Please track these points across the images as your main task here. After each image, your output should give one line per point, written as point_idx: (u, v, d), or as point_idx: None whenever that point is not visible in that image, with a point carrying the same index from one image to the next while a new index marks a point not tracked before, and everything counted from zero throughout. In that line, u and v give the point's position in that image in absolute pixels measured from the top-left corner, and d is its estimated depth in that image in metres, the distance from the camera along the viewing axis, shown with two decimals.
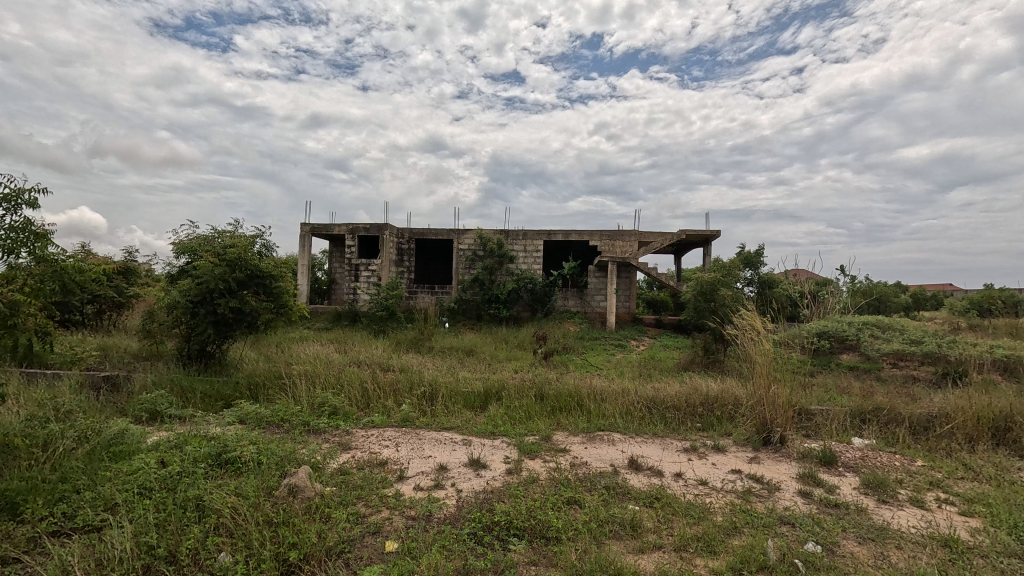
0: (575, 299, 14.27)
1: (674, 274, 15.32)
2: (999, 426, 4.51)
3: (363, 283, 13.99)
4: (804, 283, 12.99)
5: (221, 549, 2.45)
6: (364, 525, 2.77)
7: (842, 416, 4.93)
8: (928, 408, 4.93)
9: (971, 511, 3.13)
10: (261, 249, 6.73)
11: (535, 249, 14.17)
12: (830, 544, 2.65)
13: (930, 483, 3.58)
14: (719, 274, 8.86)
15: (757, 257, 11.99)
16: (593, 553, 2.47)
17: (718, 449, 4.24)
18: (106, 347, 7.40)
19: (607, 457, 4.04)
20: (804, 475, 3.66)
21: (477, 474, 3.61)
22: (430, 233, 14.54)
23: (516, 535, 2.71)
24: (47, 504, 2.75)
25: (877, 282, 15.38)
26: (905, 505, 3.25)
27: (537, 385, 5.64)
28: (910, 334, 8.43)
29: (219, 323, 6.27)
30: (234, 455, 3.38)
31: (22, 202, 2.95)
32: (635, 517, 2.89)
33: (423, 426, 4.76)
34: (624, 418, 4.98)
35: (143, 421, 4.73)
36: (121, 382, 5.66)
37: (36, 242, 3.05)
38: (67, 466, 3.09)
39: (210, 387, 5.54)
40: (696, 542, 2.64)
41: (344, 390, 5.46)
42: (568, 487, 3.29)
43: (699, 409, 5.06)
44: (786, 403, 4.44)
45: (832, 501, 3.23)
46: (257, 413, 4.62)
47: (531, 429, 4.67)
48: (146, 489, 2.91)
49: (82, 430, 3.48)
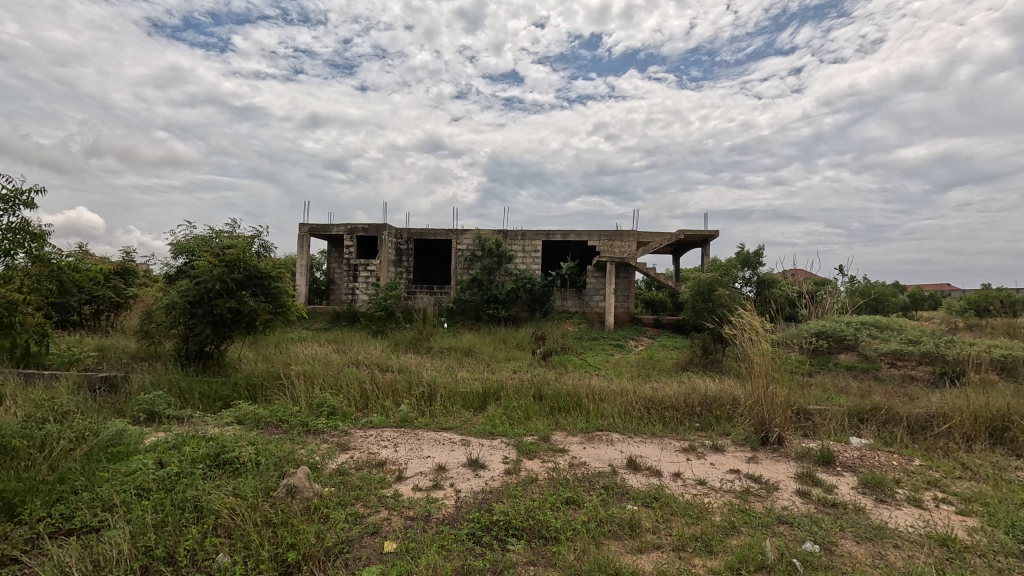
0: (574, 299, 14.27)
1: (673, 274, 15.33)
2: (996, 425, 4.52)
3: (362, 283, 13.98)
4: (802, 282, 13.01)
5: (220, 550, 2.45)
6: (363, 526, 2.77)
7: (840, 416, 4.94)
8: (926, 408, 4.95)
9: (969, 511, 3.14)
10: (260, 249, 6.73)
11: (534, 250, 14.18)
12: (828, 544, 2.66)
13: (927, 482, 3.59)
14: (717, 274, 8.87)
15: (756, 258, 12.03)
16: (591, 553, 2.47)
17: (716, 449, 4.25)
18: (105, 347, 7.39)
19: (605, 457, 4.05)
20: (802, 475, 3.66)
21: (476, 474, 3.61)
22: (429, 233, 14.54)
23: (515, 535, 2.71)
24: (45, 504, 2.74)
25: (875, 282, 15.41)
26: (903, 504, 3.26)
27: (536, 385, 5.64)
28: (908, 334, 8.45)
29: (218, 324, 6.26)
30: (233, 455, 3.37)
31: (20, 203, 2.95)
32: (634, 517, 2.89)
33: (422, 426, 4.76)
34: (623, 417, 4.99)
35: (141, 422, 4.72)
36: (119, 383, 5.65)
37: (34, 243, 3.05)
38: (65, 466, 3.09)
39: (209, 388, 5.53)
40: (695, 542, 2.64)
41: (343, 390, 5.46)
42: (567, 487, 3.29)
43: (698, 409, 5.07)
44: (784, 403, 4.44)
45: (830, 500, 3.23)
46: (256, 413, 4.62)
47: (529, 429, 4.68)
48: (144, 489, 2.91)
49: (80, 430, 3.47)
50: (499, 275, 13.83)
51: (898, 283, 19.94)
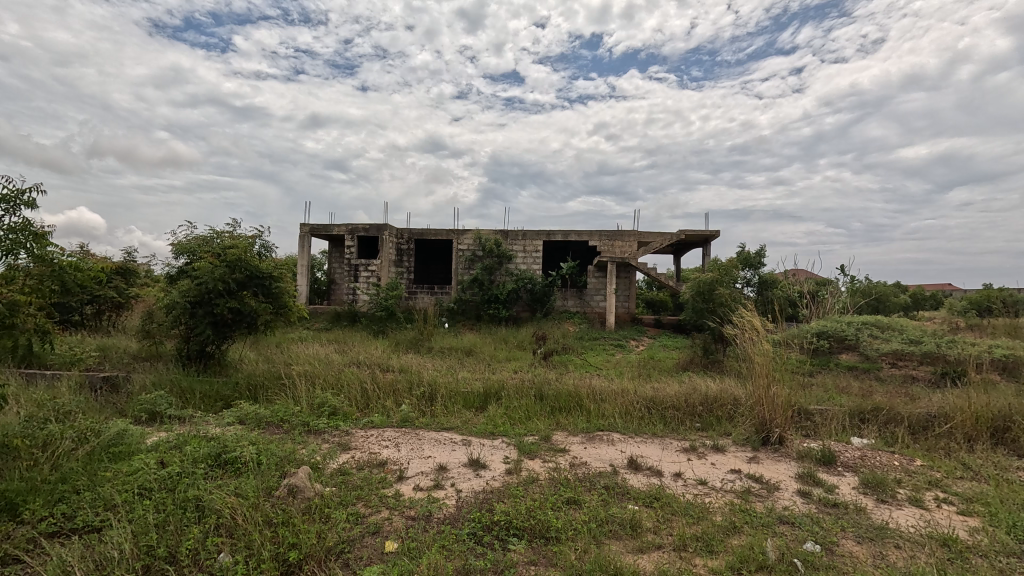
0: (575, 299, 14.27)
1: (674, 274, 15.32)
2: (998, 425, 4.52)
3: (362, 283, 13.99)
4: (803, 282, 13.00)
5: (221, 550, 2.46)
6: (364, 526, 2.77)
7: (841, 416, 4.94)
8: (927, 408, 4.94)
9: (970, 511, 3.14)
10: (261, 249, 6.74)
11: (535, 250, 14.18)
12: (830, 544, 2.66)
13: (929, 482, 3.58)
14: (718, 274, 8.87)
15: (758, 258, 12.03)
16: (592, 553, 2.47)
17: (717, 449, 4.25)
18: (106, 347, 7.41)
19: (606, 457, 4.05)
20: (803, 475, 3.66)
21: (476, 474, 3.61)
22: (430, 233, 14.54)
23: (516, 535, 2.71)
24: (46, 505, 2.75)
25: (876, 282, 15.39)
26: (904, 505, 3.26)
27: (537, 385, 5.64)
28: (909, 334, 8.44)
29: (219, 324, 6.27)
30: (234, 455, 3.38)
31: (21, 202, 2.95)
32: (635, 517, 2.89)
33: (423, 426, 4.76)
34: (624, 417, 4.99)
35: (142, 422, 4.73)
36: (120, 383, 5.66)
37: (36, 243, 3.06)
38: (67, 466, 3.09)
39: (210, 388, 5.54)
40: (696, 542, 2.64)
41: (344, 390, 5.47)
42: (568, 487, 3.29)
43: (699, 409, 5.06)
44: (785, 403, 4.44)
45: (831, 501, 3.23)
46: (257, 413, 4.63)
47: (530, 429, 4.68)
48: (145, 489, 2.91)
49: (82, 431, 3.48)
50: (499, 275, 13.83)
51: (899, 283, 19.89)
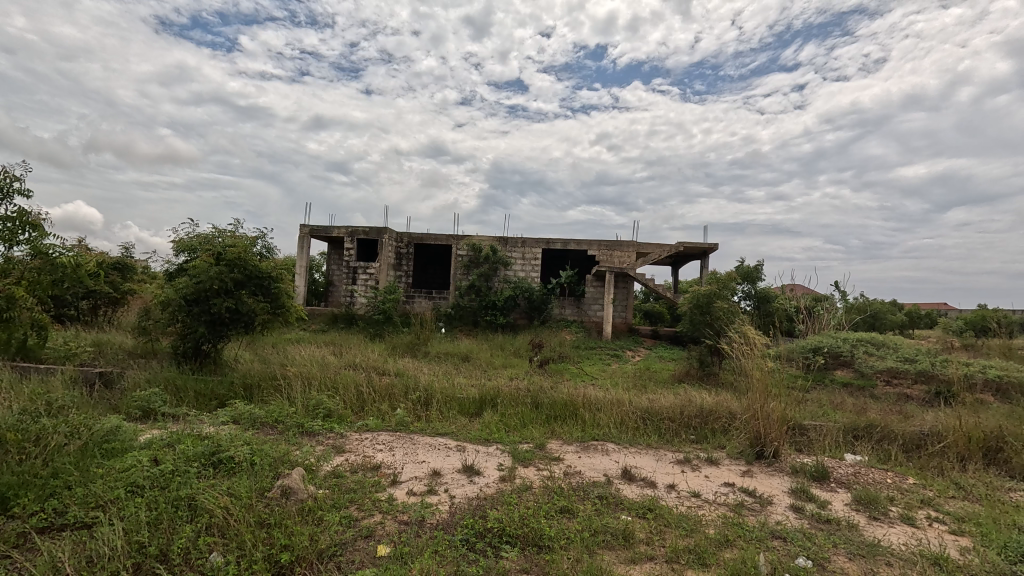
0: (573, 307, 14.29)
1: (672, 286, 15.34)
2: (991, 446, 4.54)
3: (360, 286, 13.97)
4: (800, 298, 13.04)
5: (213, 550, 2.44)
6: (357, 529, 2.76)
7: (836, 432, 4.95)
8: (920, 426, 4.96)
9: (962, 531, 3.15)
10: (262, 250, 6.78)
11: (533, 258, 14.24)
12: (821, 560, 2.67)
13: (921, 501, 3.60)
14: (716, 287, 8.89)
15: (757, 273, 12.09)
16: (584, 562, 2.48)
17: (712, 461, 4.26)
18: (101, 343, 7.40)
19: (600, 467, 4.05)
20: (796, 490, 3.68)
21: (470, 480, 3.61)
22: (429, 237, 14.61)
23: (508, 543, 2.70)
24: (37, 500, 2.73)
25: (872, 299, 15.49)
26: (896, 522, 3.27)
27: (534, 393, 5.62)
28: (903, 352, 8.47)
29: (215, 323, 6.25)
30: (228, 455, 3.36)
31: (13, 192, 2.98)
32: (628, 527, 2.89)
33: (417, 430, 4.77)
34: (617, 427, 5.00)
35: (135, 419, 4.70)
36: (113, 379, 5.63)
37: (33, 232, 3.05)
38: (60, 461, 3.08)
39: (204, 386, 5.53)
40: (688, 555, 2.64)
41: (340, 392, 5.46)
42: (562, 496, 3.30)
43: (693, 422, 5.07)
44: (780, 419, 4.42)
45: (824, 516, 3.24)
46: (251, 413, 4.61)
47: (525, 437, 4.67)
48: (136, 487, 2.90)
49: (75, 425, 3.46)
50: (496, 282, 13.89)
51: (895, 301, 20.02)
